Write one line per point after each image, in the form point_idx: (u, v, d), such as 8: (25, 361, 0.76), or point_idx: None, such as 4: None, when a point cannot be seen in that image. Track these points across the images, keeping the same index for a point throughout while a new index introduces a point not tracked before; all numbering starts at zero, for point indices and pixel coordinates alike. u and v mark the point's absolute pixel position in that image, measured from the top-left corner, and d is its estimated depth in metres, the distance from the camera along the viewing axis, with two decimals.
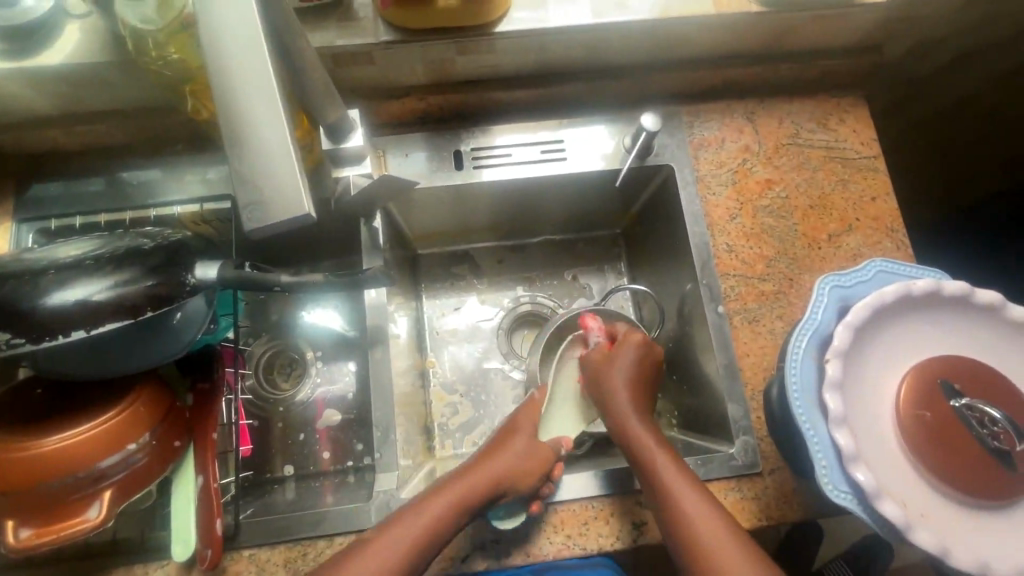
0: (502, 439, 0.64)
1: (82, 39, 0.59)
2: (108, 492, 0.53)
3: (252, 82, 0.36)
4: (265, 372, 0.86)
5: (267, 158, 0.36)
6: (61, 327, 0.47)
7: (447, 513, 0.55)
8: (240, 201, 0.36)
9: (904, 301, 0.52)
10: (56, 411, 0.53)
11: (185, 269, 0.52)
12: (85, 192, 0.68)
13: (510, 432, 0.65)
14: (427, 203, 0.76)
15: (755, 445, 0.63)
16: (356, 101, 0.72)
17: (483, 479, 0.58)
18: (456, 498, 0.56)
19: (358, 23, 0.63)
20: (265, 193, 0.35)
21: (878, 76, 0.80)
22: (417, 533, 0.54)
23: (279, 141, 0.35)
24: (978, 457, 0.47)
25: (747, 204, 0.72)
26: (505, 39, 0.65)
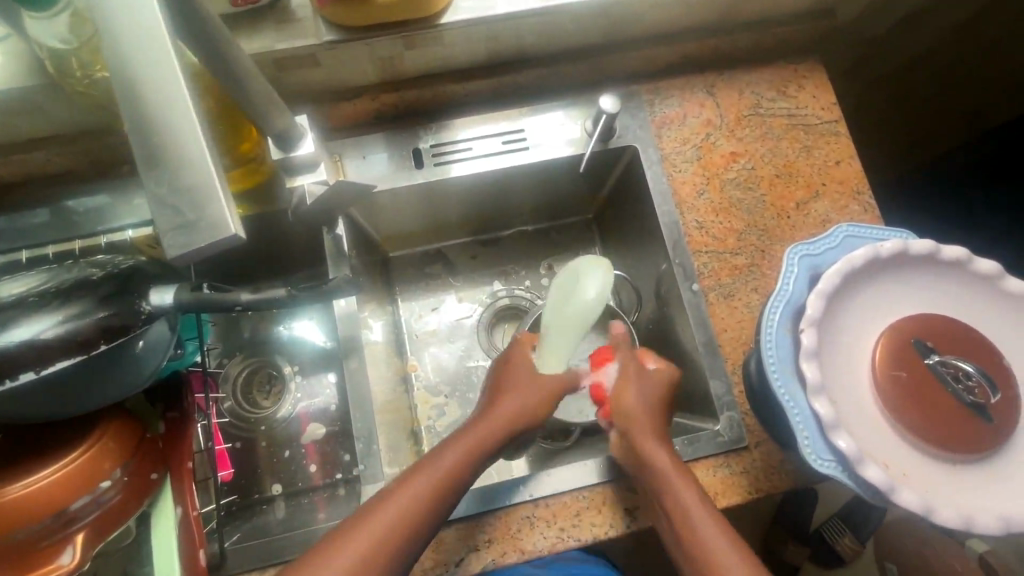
0: (501, 383, 0.61)
1: (3, 65, 0.55)
2: (80, 534, 0.51)
3: (161, 91, 0.32)
4: (243, 391, 0.83)
5: (187, 174, 0.32)
6: (6, 372, 0.44)
7: (465, 463, 0.53)
8: (162, 226, 0.32)
9: (872, 264, 0.52)
10: (18, 456, 0.51)
11: (138, 296, 0.50)
12: (30, 225, 0.65)
13: (507, 376, 0.61)
14: (391, 204, 0.74)
15: (740, 420, 0.64)
16: (307, 106, 0.70)
17: (500, 423, 0.57)
18: (474, 447, 0.54)
19: (298, 24, 0.60)
20: (186, 216, 0.32)
21: (834, 38, 0.79)
22: (438, 482, 0.51)
23: (200, 159, 0.32)
24: (955, 412, 0.48)
25: (713, 178, 0.71)
26: (453, 29, 0.63)
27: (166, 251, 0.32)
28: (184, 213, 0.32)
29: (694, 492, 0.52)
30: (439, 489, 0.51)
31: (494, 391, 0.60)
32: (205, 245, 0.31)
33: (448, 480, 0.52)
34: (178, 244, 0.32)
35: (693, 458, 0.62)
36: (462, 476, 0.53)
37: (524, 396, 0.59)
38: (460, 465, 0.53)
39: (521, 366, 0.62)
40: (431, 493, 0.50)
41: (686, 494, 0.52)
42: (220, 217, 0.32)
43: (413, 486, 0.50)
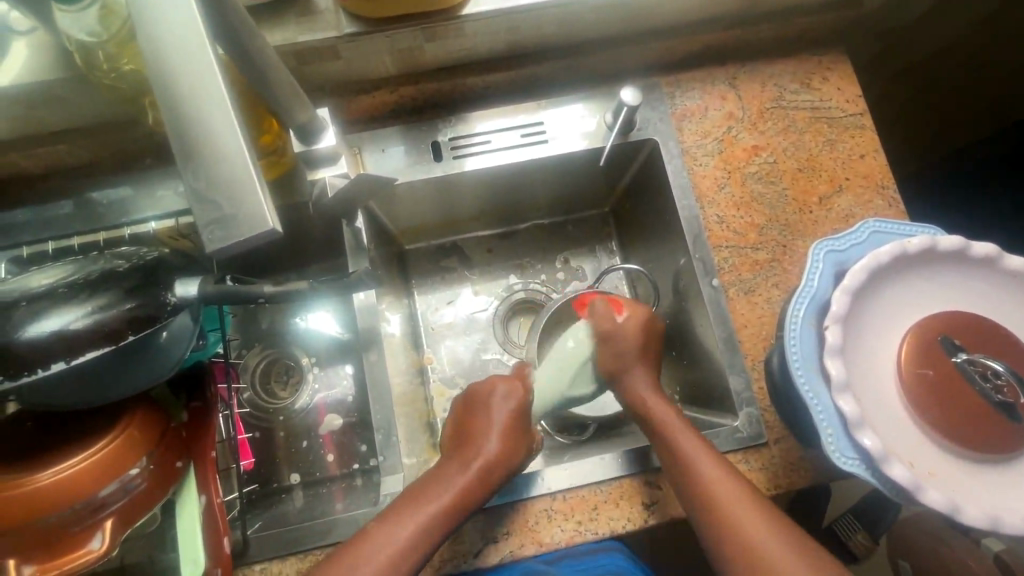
0: (472, 424, 0.61)
1: (30, 57, 0.56)
2: (108, 521, 0.52)
3: (199, 86, 0.33)
4: (261, 382, 0.84)
5: (223, 167, 0.32)
6: (39, 362, 0.45)
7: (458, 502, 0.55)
8: (200, 220, 0.33)
9: (899, 260, 0.51)
10: (48, 444, 0.52)
11: (164, 288, 0.50)
12: (55, 216, 0.66)
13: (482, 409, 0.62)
14: (409, 197, 0.74)
15: (759, 416, 0.63)
16: (326, 99, 0.70)
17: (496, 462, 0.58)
18: (454, 497, 0.55)
19: (319, 16, 0.60)
20: (224, 209, 0.32)
21: (859, 28, 0.77)
22: (415, 535, 0.53)
23: (237, 151, 0.32)
24: (982, 410, 0.47)
25: (734, 172, 0.70)
26: (474, 21, 0.62)
27: (204, 244, 0.32)
28: (219, 207, 0.32)
29: (682, 426, 0.59)
30: (418, 545, 0.53)
31: (474, 424, 0.61)
32: (244, 238, 0.31)
33: (428, 534, 0.53)
34: (216, 238, 0.32)
35: None
36: (441, 529, 0.54)
37: (499, 444, 0.59)
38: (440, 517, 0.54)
39: (493, 407, 0.62)
40: (408, 547, 0.52)
41: (679, 431, 0.58)
42: (257, 209, 0.32)
43: (387, 545, 0.52)
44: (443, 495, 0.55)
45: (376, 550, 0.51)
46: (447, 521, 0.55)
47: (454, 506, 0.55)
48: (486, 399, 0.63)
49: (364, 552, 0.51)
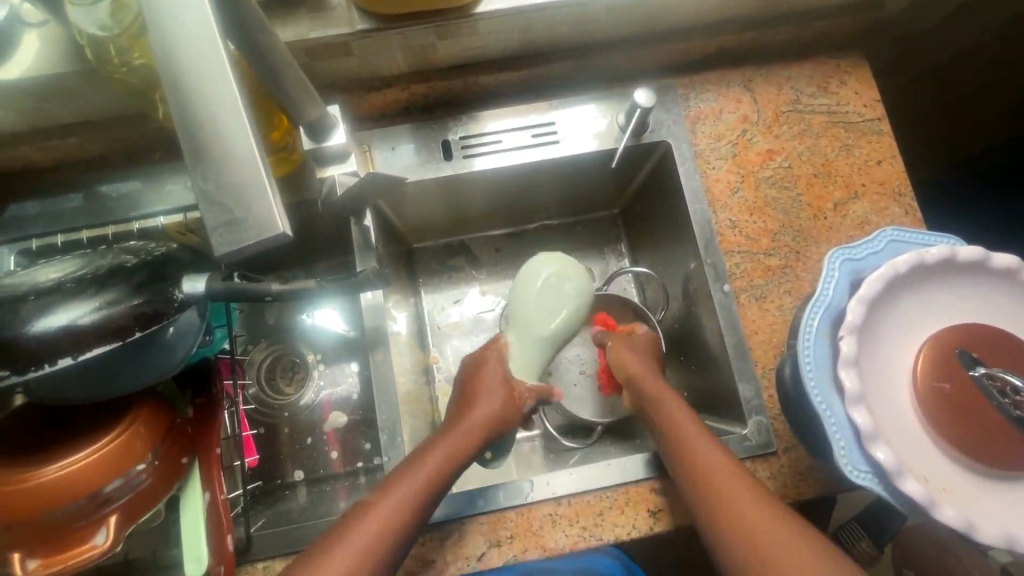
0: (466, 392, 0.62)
1: (42, 49, 0.56)
2: (113, 516, 0.52)
3: (209, 84, 0.32)
4: (267, 378, 0.84)
5: (233, 168, 0.32)
6: (46, 357, 0.45)
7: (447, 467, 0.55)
8: (209, 222, 0.32)
9: (917, 271, 0.50)
10: (53, 439, 0.52)
11: (172, 284, 0.50)
12: (65, 209, 0.66)
13: (474, 381, 0.64)
14: (418, 196, 0.74)
15: (769, 425, 0.62)
16: (336, 96, 0.69)
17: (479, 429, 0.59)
18: (457, 445, 0.56)
19: (331, 12, 0.60)
20: (233, 211, 0.31)
21: (878, 32, 0.76)
22: (427, 477, 0.53)
23: (247, 153, 0.32)
24: (999, 426, 0.46)
25: (748, 176, 0.69)
26: (487, 19, 0.61)
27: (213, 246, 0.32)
28: (228, 210, 0.31)
29: (688, 421, 0.57)
30: (410, 512, 0.51)
31: (466, 394, 0.63)
32: (253, 241, 0.31)
33: (423, 493, 0.52)
34: (225, 241, 0.31)
35: None
36: (449, 475, 0.55)
37: (488, 406, 0.61)
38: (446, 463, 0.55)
39: (485, 378, 0.63)
40: (420, 490, 0.52)
41: (685, 420, 0.57)
42: (267, 212, 0.31)
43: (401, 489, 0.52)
44: (449, 444, 0.56)
45: (396, 496, 0.51)
46: (452, 468, 0.55)
47: (458, 452, 0.56)
48: (490, 363, 0.65)
49: (385, 499, 0.51)
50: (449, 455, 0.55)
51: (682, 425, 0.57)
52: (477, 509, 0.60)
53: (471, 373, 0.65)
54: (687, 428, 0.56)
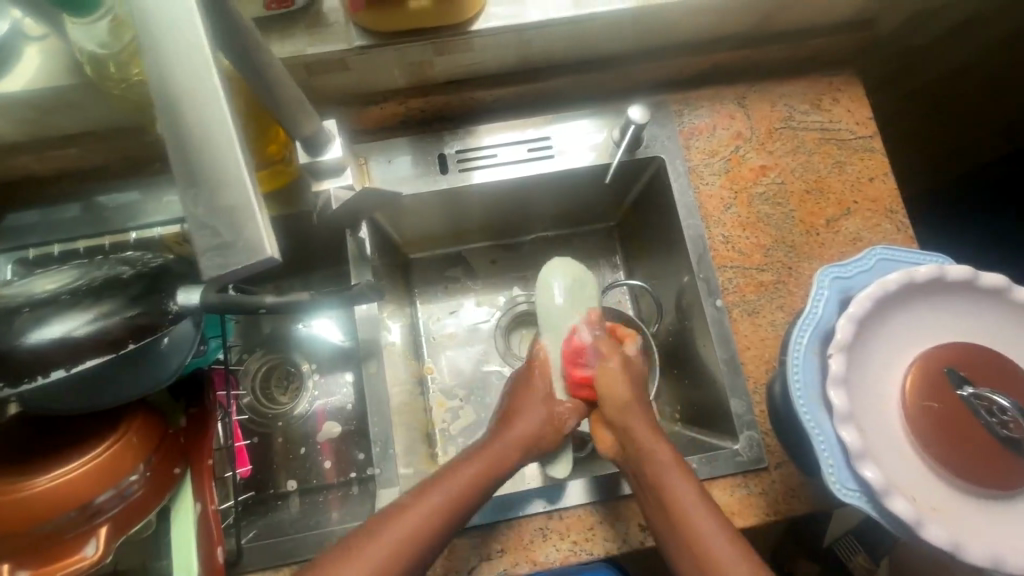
0: (523, 401, 0.63)
1: (42, 62, 0.56)
2: (103, 527, 0.52)
3: (203, 108, 0.32)
4: (262, 387, 0.84)
5: (223, 192, 0.32)
6: (40, 369, 0.45)
7: (489, 473, 0.56)
8: (200, 243, 0.32)
9: (905, 290, 0.50)
10: (46, 449, 0.52)
11: (166, 296, 0.51)
12: (62, 219, 0.66)
13: (524, 395, 0.64)
14: (414, 208, 0.75)
15: (760, 440, 0.63)
16: (334, 109, 0.70)
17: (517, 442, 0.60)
18: (497, 456, 0.58)
19: (330, 28, 0.61)
20: (222, 235, 0.32)
21: (871, 50, 0.77)
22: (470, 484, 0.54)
23: (237, 176, 0.32)
24: (986, 445, 0.46)
25: (741, 192, 0.70)
26: (483, 37, 0.62)
27: (203, 269, 0.32)
28: (219, 233, 0.32)
29: (652, 429, 0.57)
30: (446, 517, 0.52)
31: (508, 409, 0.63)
32: (241, 265, 0.31)
33: (467, 499, 0.54)
34: (214, 264, 0.32)
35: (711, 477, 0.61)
36: (484, 487, 0.55)
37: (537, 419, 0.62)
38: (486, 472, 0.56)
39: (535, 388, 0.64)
40: (443, 513, 0.52)
41: (656, 447, 0.55)
42: (255, 236, 0.31)
43: (443, 491, 0.53)
44: (491, 453, 0.58)
45: (431, 500, 0.52)
46: (481, 491, 0.55)
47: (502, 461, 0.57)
48: (527, 381, 0.65)
49: (403, 517, 0.50)
50: (489, 464, 0.57)
51: (650, 451, 0.55)
52: (469, 523, 0.60)
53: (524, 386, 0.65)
54: (657, 454, 0.55)
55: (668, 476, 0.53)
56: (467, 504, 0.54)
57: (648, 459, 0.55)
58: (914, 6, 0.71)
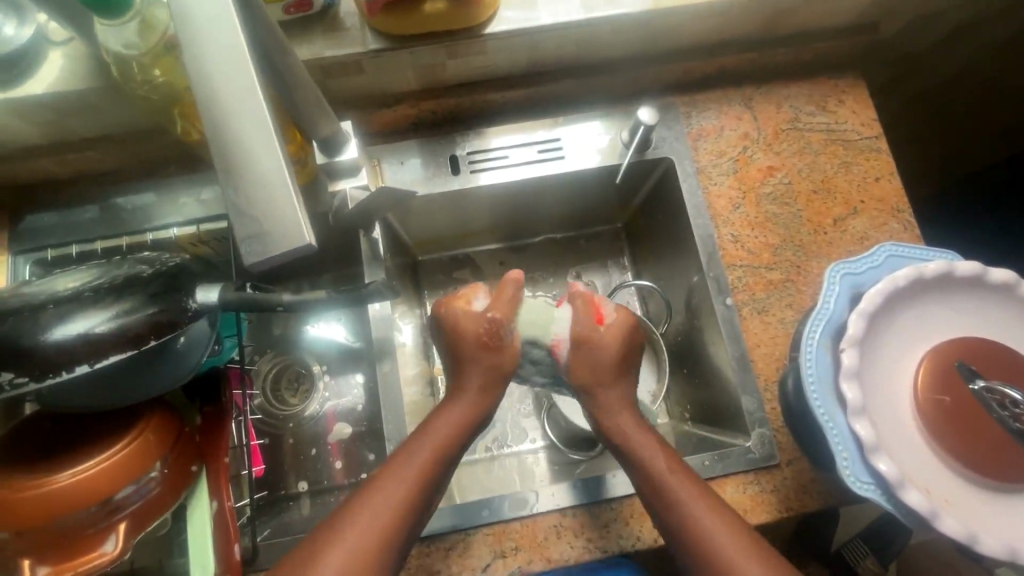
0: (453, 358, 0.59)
1: (66, 66, 0.58)
2: (123, 523, 0.53)
3: (240, 104, 0.33)
4: (272, 388, 0.84)
5: (262, 184, 0.33)
6: (65, 364, 0.46)
7: (433, 465, 0.52)
8: (239, 233, 0.33)
9: (916, 285, 0.51)
10: (66, 445, 0.53)
11: (186, 294, 0.51)
12: (80, 220, 0.67)
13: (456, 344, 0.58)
14: (424, 210, 0.75)
15: (771, 437, 0.63)
16: (348, 112, 0.71)
17: (448, 430, 0.54)
18: (452, 429, 0.54)
19: (345, 32, 0.62)
20: (261, 224, 0.33)
21: (875, 53, 0.78)
22: (423, 463, 0.52)
23: (275, 169, 0.33)
24: (999, 439, 0.47)
25: (749, 192, 0.71)
26: (496, 40, 0.64)
27: (243, 257, 0.33)
28: (257, 223, 0.33)
29: (652, 439, 0.56)
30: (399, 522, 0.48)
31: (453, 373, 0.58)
32: (281, 253, 0.32)
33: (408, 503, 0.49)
34: (254, 252, 0.33)
35: (723, 474, 0.61)
36: (431, 482, 0.51)
37: (469, 397, 0.56)
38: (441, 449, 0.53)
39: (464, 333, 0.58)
40: (392, 516, 0.48)
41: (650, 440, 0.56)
42: (293, 225, 0.33)
43: (405, 472, 0.51)
44: (447, 426, 0.55)
45: (389, 489, 0.49)
46: (425, 494, 0.51)
47: (454, 435, 0.54)
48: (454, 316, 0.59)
49: (361, 514, 0.48)
50: (446, 441, 0.54)
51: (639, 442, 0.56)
52: (483, 520, 0.61)
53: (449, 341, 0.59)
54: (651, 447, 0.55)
55: (660, 466, 0.54)
56: (415, 512, 0.49)
57: (646, 471, 0.54)
58: (917, 9, 0.72)
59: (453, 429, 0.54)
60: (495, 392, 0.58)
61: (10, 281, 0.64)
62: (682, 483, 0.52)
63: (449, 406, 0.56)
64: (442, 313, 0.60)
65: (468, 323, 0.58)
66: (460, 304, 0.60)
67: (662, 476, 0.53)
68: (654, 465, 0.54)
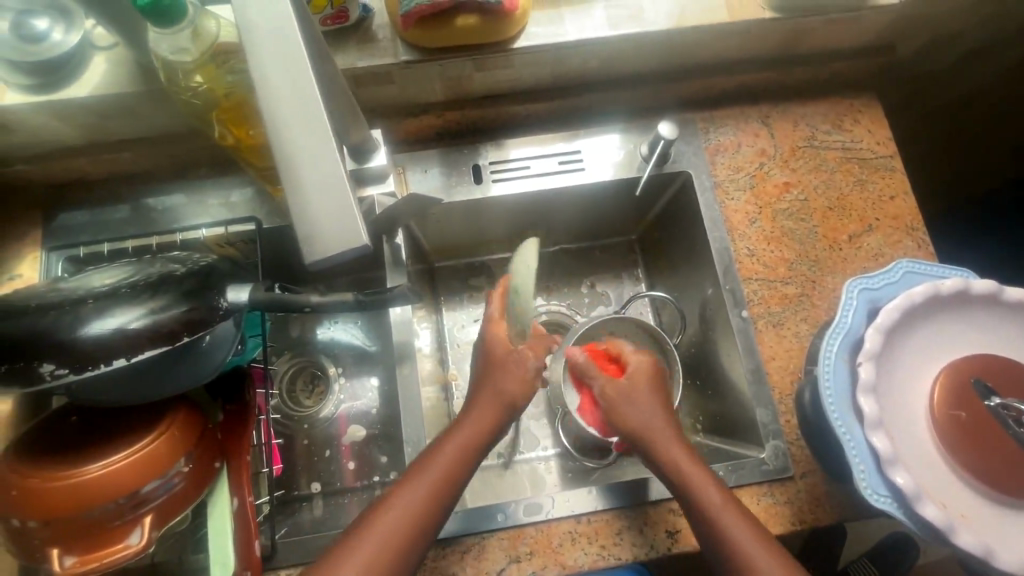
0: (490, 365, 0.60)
1: (109, 71, 0.60)
2: (148, 517, 0.53)
3: (297, 109, 0.35)
4: (288, 389, 0.86)
5: (317, 185, 0.34)
6: (102, 357, 0.47)
7: (473, 450, 0.56)
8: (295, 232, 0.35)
9: (932, 302, 0.52)
10: (93, 439, 0.54)
11: (217, 293, 0.52)
12: (112, 219, 0.69)
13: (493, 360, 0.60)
14: (444, 217, 0.77)
15: (786, 449, 0.64)
16: (375, 120, 0.73)
17: (486, 419, 0.57)
18: (475, 438, 0.56)
19: (377, 43, 0.64)
20: (318, 224, 0.34)
21: (891, 74, 0.80)
22: (444, 473, 0.53)
23: (333, 171, 0.35)
24: (1015, 455, 0.47)
25: (766, 207, 0.72)
26: (522, 54, 0.66)
27: (303, 255, 0.34)
28: (313, 223, 0.34)
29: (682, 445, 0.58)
30: (431, 501, 0.52)
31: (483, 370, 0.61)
32: (340, 250, 0.34)
33: (440, 484, 0.53)
34: (313, 250, 0.34)
35: (739, 485, 0.62)
36: (469, 462, 0.55)
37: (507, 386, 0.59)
38: (443, 481, 0.53)
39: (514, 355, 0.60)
40: (422, 499, 0.51)
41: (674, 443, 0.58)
42: (351, 225, 0.34)
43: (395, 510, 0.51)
44: (447, 461, 0.54)
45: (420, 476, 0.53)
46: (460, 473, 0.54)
47: (454, 467, 0.54)
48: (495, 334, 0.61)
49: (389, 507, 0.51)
50: (452, 466, 0.54)
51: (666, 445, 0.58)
52: (498, 525, 0.61)
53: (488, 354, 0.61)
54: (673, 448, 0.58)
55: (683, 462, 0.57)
56: (447, 491, 0.53)
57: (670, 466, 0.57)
58: (932, 32, 0.74)
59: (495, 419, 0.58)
60: (510, 415, 0.59)
61: (42, 276, 0.65)
62: (730, 509, 0.53)
63: (473, 411, 0.58)
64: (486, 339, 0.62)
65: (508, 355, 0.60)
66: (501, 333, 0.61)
67: (710, 496, 0.54)
68: (703, 490, 0.54)
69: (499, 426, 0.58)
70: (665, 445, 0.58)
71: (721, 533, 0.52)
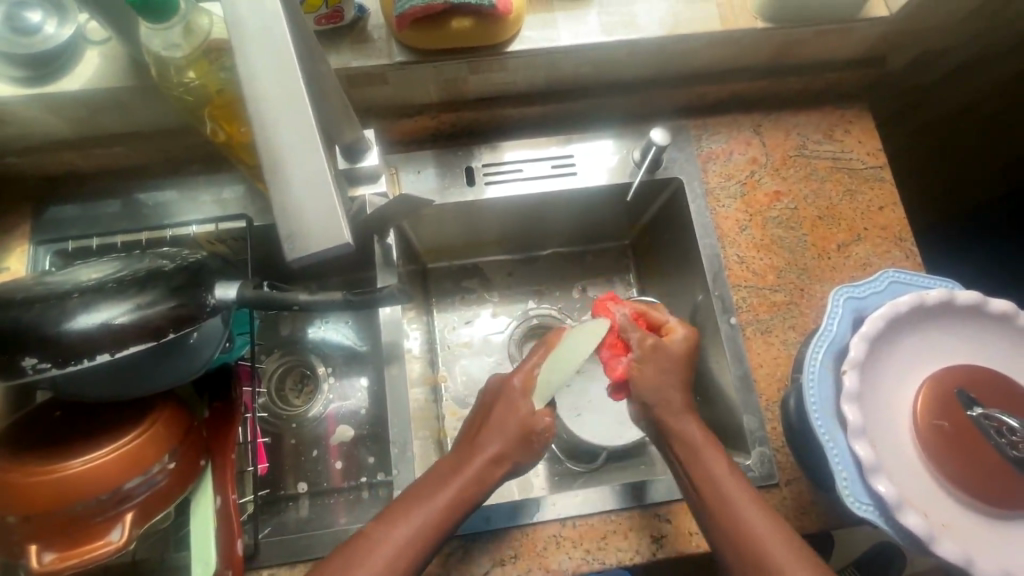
0: (485, 419, 0.59)
1: (102, 65, 0.60)
2: (129, 513, 0.53)
3: (285, 107, 0.35)
4: (277, 388, 0.85)
5: (303, 184, 0.34)
6: (87, 351, 0.47)
7: (457, 503, 0.53)
8: (281, 230, 0.35)
9: (916, 312, 0.52)
10: (76, 434, 0.54)
11: (205, 289, 0.52)
12: (103, 214, 0.69)
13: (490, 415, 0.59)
14: (436, 219, 0.77)
15: (772, 456, 0.64)
16: (369, 120, 0.73)
17: (476, 475, 0.55)
18: (462, 496, 0.53)
19: (372, 44, 0.64)
20: (304, 223, 0.34)
21: (882, 86, 0.81)
22: (424, 526, 0.51)
23: (320, 169, 0.35)
24: (997, 465, 0.48)
25: (756, 215, 0.72)
26: (517, 58, 0.66)
27: (287, 254, 0.34)
28: (299, 220, 0.34)
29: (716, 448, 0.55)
30: (414, 551, 0.50)
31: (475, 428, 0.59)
32: (325, 250, 0.34)
33: (422, 534, 0.51)
34: (297, 248, 0.34)
35: None
36: (455, 516, 0.53)
37: (505, 441, 0.56)
38: (434, 525, 0.52)
39: (516, 406, 0.58)
40: (403, 553, 0.50)
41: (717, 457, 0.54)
42: (337, 224, 0.34)
43: (381, 548, 0.50)
44: (428, 515, 0.52)
45: (402, 525, 0.51)
46: (445, 525, 0.52)
47: (446, 516, 0.52)
48: (505, 392, 0.59)
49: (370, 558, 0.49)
50: (435, 524, 0.52)
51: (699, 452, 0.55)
52: (482, 528, 0.61)
53: (487, 407, 0.60)
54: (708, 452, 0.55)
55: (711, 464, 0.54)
56: (426, 544, 0.51)
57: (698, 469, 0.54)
58: (922, 46, 0.75)
59: (483, 475, 0.55)
60: (503, 471, 0.56)
61: (29, 270, 0.65)
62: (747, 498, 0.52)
63: (466, 462, 0.55)
64: (493, 388, 0.61)
65: (522, 405, 0.58)
66: (516, 378, 0.60)
67: (717, 473, 0.53)
68: (712, 462, 0.54)
69: (492, 480, 0.55)
70: (682, 424, 0.57)
71: (733, 513, 0.51)
